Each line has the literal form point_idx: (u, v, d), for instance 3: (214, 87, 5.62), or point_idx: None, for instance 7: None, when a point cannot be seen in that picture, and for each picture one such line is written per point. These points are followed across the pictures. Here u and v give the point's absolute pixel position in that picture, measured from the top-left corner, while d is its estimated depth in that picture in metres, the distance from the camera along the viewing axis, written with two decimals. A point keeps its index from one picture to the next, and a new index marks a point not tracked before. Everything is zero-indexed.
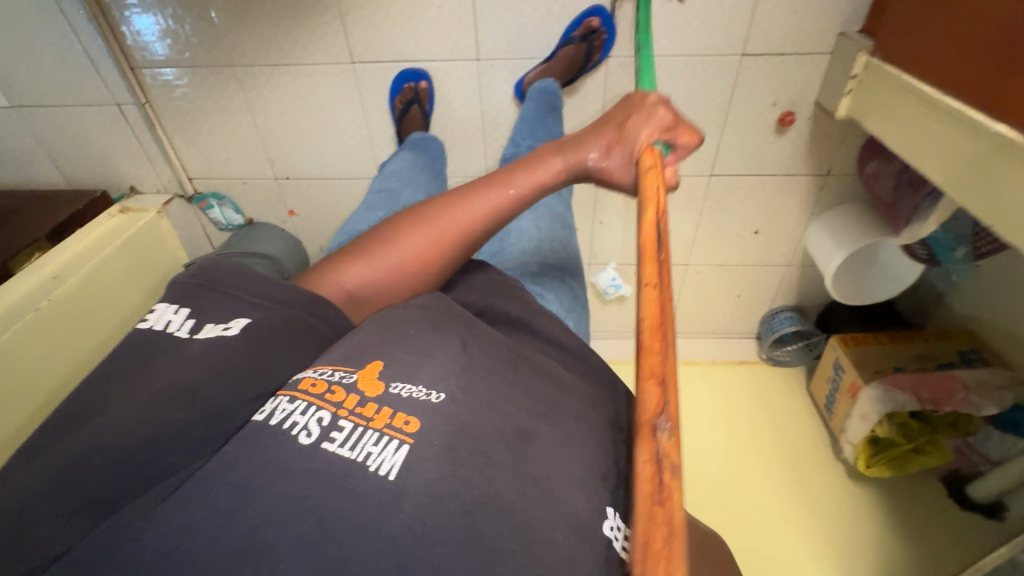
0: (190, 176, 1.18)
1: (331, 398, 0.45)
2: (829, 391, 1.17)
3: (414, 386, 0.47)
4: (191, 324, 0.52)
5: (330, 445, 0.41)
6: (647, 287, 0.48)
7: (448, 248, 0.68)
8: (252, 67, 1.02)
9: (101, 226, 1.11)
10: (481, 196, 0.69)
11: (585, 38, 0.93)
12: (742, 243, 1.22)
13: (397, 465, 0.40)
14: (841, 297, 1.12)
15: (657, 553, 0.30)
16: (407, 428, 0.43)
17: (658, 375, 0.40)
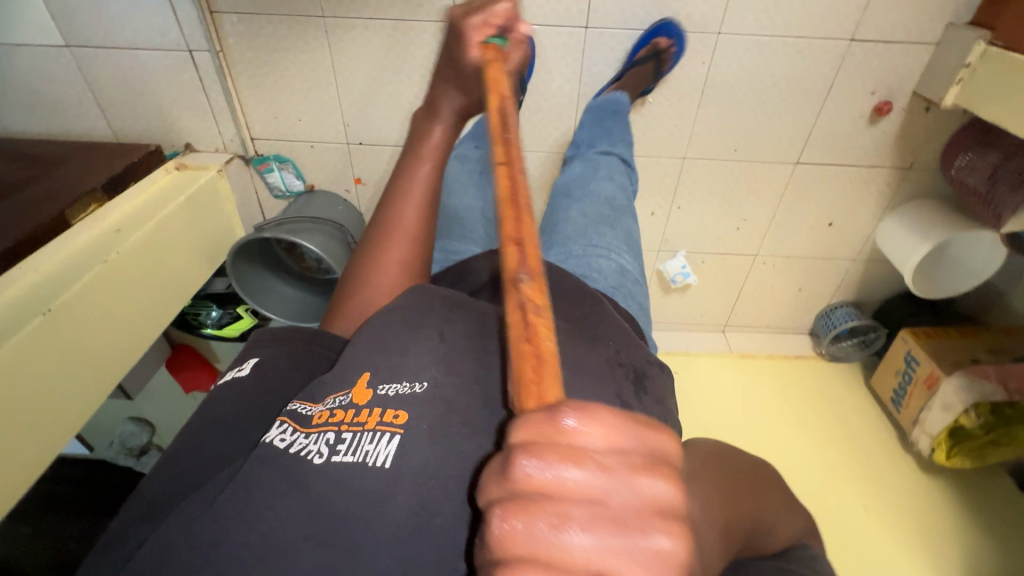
0: (253, 135, 1.11)
1: (329, 416, 0.44)
2: (899, 384, 1.18)
3: (399, 382, 0.44)
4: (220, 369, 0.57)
5: (336, 457, 0.41)
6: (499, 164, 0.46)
7: (417, 238, 0.68)
8: (344, 19, 0.97)
9: (158, 183, 1.02)
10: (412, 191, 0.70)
11: (653, 56, 0.94)
12: (813, 235, 1.23)
13: (392, 454, 0.40)
14: (918, 290, 1.13)
15: (531, 388, 0.31)
16: (398, 420, 0.41)
17: (514, 238, 0.39)
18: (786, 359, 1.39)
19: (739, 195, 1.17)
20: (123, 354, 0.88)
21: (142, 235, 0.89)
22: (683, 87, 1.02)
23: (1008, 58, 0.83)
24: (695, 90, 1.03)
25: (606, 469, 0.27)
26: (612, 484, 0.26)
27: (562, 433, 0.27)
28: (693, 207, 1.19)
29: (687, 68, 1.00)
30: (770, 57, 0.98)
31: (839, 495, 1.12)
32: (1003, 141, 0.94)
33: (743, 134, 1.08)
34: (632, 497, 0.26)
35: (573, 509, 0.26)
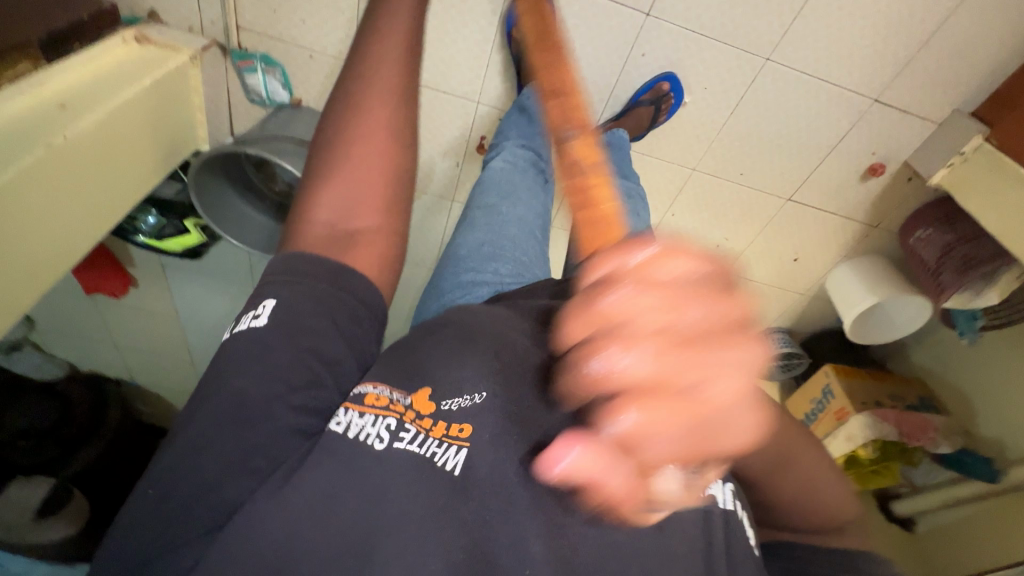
0: (240, 24, 0.93)
1: (390, 406, 0.47)
2: (812, 409, 1.34)
3: (461, 397, 0.49)
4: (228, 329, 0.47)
5: (400, 444, 0.45)
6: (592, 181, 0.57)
7: (399, 130, 0.53)
8: None
9: (111, 54, 0.83)
10: (373, 72, 0.54)
11: (653, 103, 0.98)
12: (778, 266, 1.32)
13: (461, 463, 0.46)
14: (851, 334, 1.27)
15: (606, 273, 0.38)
16: (463, 433, 0.47)
17: None
18: None
19: (729, 216, 1.22)
20: (53, 258, 0.73)
21: (94, 121, 0.73)
22: (715, 101, 1.02)
23: (1000, 157, 0.93)
24: (724, 108, 1.02)
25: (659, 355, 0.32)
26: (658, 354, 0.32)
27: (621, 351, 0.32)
28: (685, 217, 1.22)
29: (726, 83, 0.99)
30: (801, 94, 1.00)
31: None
32: (961, 225, 1.06)
33: (752, 161, 1.11)
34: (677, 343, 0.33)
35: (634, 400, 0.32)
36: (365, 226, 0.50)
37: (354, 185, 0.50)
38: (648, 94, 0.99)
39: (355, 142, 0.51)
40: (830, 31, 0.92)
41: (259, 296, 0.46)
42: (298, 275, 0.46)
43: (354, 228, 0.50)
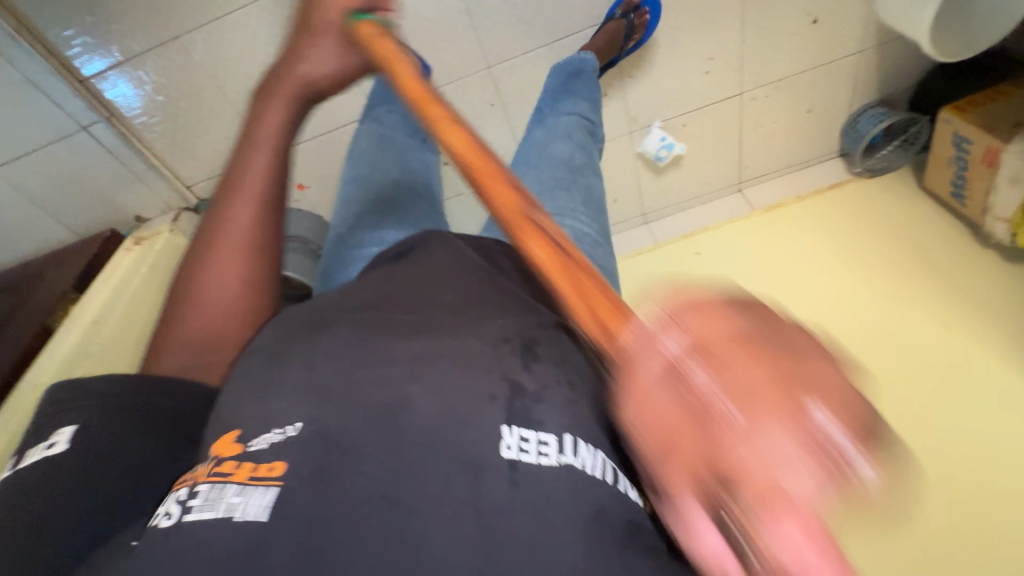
0: (188, 183, 1.12)
1: (190, 476, 0.37)
2: (955, 173, 0.98)
3: (272, 431, 0.37)
4: (15, 460, 0.41)
5: (189, 516, 0.33)
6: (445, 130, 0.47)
7: (252, 255, 0.56)
8: (198, 31, 0.93)
9: (121, 263, 1.04)
10: (240, 194, 0.57)
11: (625, 14, 0.93)
12: (801, 43, 1.02)
13: (265, 505, 0.32)
14: (947, 58, 0.89)
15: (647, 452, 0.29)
16: (273, 472, 0.34)
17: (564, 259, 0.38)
18: (820, 194, 1.21)
19: (692, 35, 1.00)
20: None
21: (117, 319, 0.93)
22: None
23: None
24: None
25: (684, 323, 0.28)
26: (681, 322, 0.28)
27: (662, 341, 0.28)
28: (647, 69, 1.03)
29: None
30: None
31: (913, 322, 0.99)
32: None
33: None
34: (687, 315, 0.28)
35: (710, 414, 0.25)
36: (234, 339, 0.54)
37: (222, 299, 0.55)
38: (619, 8, 0.94)
39: (219, 262, 0.55)
40: None
41: (31, 436, 0.42)
42: (104, 392, 0.43)
43: (228, 338, 0.54)
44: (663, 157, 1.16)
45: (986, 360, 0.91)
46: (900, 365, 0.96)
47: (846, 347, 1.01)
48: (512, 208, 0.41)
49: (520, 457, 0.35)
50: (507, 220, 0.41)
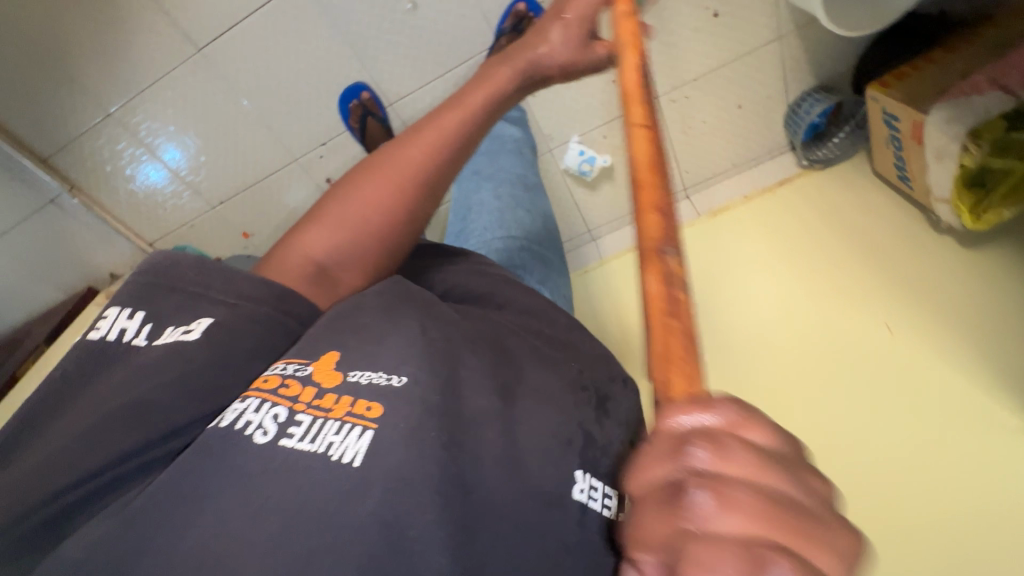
0: (148, 240, 1.23)
1: (285, 393, 0.44)
2: (895, 154, 0.87)
3: (373, 372, 0.46)
4: (147, 328, 0.47)
5: (289, 440, 0.41)
6: (636, 127, 0.44)
7: (402, 191, 0.58)
8: (128, 104, 1.02)
9: (89, 315, 1.14)
10: (389, 164, 0.59)
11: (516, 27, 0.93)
12: (707, 39, 0.98)
13: (361, 450, 0.40)
14: (849, 31, 0.80)
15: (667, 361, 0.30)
16: (369, 413, 0.43)
17: (655, 206, 0.39)
18: (768, 192, 1.12)
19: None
20: None
21: None
22: None
23: None
24: None
25: (733, 472, 0.23)
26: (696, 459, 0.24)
27: (686, 448, 0.24)
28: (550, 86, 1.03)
29: None
30: None
31: (858, 322, 0.89)
32: None
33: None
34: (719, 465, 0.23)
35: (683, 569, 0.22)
36: (352, 282, 0.58)
37: (347, 226, 0.57)
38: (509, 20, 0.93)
39: (372, 185, 0.58)
40: None
41: (166, 308, 0.48)
42: (250, 300, 0.50)
43: (343, 279, 0.57)
44: (588, 171, 1.13)
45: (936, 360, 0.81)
46: (845, 372, 0.86)
47: (787, 356, 0.92)
48: (650, 238, 0.37)
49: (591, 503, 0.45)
50: (636, 168, 0.42)
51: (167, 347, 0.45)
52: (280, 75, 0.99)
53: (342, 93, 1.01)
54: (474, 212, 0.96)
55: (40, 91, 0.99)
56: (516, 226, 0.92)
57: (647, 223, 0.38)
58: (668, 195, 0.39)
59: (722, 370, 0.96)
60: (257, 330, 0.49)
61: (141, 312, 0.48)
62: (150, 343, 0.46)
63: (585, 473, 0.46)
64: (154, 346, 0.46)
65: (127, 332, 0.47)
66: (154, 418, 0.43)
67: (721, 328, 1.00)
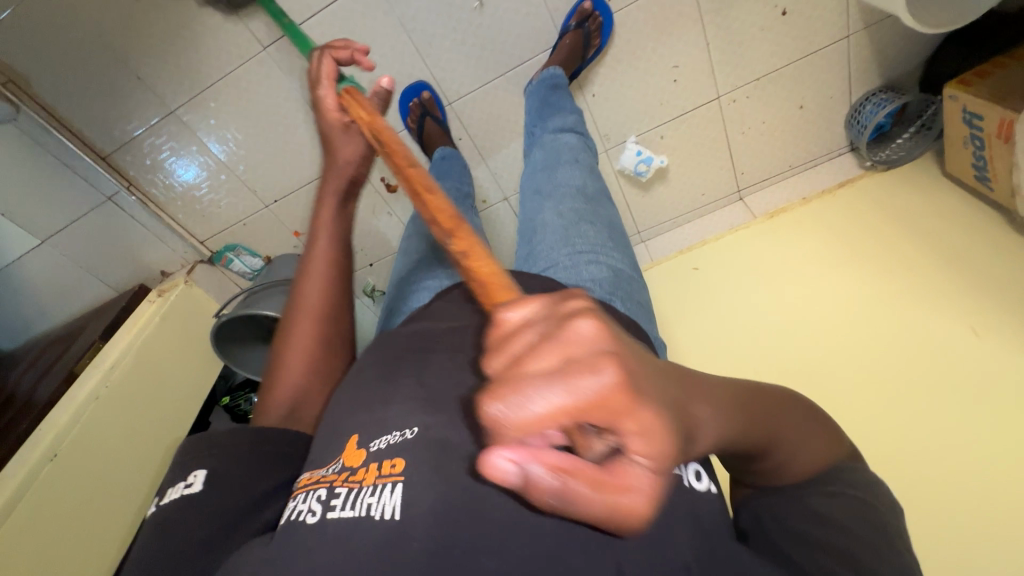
0: (201, 239, 1.24)
1: (325, 477, 0.46)
2: (974, 155, 0.85)
3: (389, 434, 0.46)
4: (158, 496, 0.54)
5: (334, 513, 0.41)
6: (421, 191, 0.52)
7: (325, 316, 0.71)
8: (189, 103, 1.03)
9: (144, 313, 1.15)
10: (301, 301, 0.71)
11: (581, 25, 0.92)
12: (773, 37, 0.96)
13: (396, 503, 0.39)
14: (931, 28, 0.78)
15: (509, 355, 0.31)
16: (395, 470, 0.42)
17: (450, 228, 0.45)
18: (828, 194, 1.10)
19: (650, 46, 0.98)
20: (142, 466, 0.99)
21: (128, 364, 1.02)
22: None
23: None
24: None
25: (581, 393, 0.22)
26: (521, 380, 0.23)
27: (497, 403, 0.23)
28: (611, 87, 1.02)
29: None
30: None
31: (944, 314, 0.87)
32: None
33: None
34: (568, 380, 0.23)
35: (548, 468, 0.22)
36: (315, 406, 0.67)
37: (304, 364, 0.68)
38: (575, 18, 0.92)
39: (300, 324, 0.70)
40: None
41: (170, 477, 0.56)
42: (232, 445, 0.57)
43: (309, 407, 0.67)
44: (643, 172, 1.12)
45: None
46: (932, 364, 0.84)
47: (866, 352, 0.90)
48: (464, 235, 0.42)
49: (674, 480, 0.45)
50: (437, 215, 0.48)
51: (179, 499, 0.52)
52: None
53: (403, 92, 1.01)
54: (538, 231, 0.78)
55: (107, 89, 1.01)
56: (580, 239, 0.74)
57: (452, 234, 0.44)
58: (459, 214, 0.47)
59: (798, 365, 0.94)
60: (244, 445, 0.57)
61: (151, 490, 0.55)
62: (162, 503, 0.53)
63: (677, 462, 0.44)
64: (165, 504, 0.53)
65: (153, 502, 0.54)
66: (219, 519, 0.51)
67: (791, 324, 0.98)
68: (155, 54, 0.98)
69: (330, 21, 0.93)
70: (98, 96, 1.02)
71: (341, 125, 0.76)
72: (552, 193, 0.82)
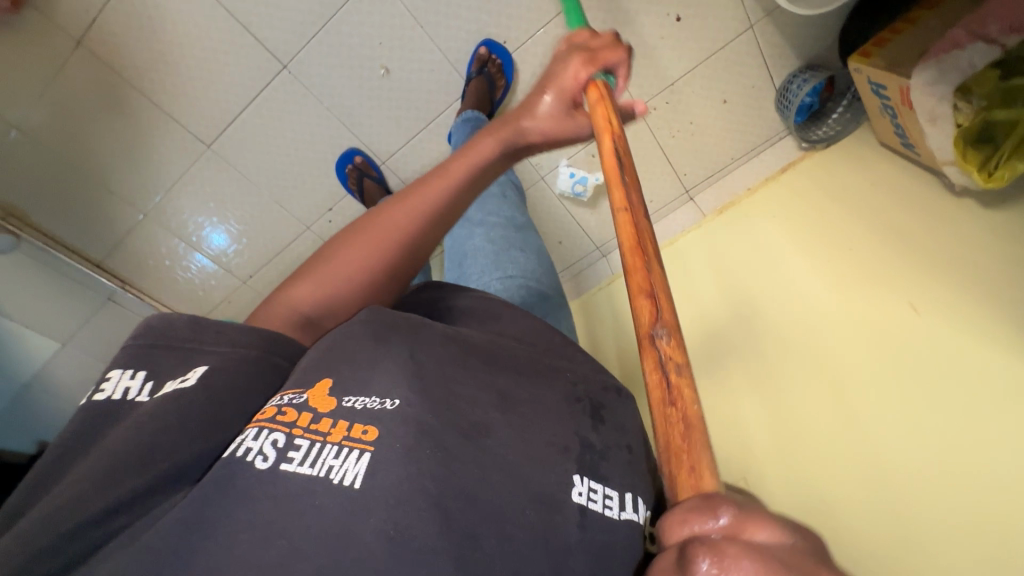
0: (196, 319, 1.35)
1: (283, 418, 0.45)
2: (892, 122, 0.82)
3: (367, 398, 0.48)
4: (149, 386, 0.46)
5: (289, 465, 0.42)
6: (620, 212, 0.46)
7: (378, 270, 0.60)
8: (156, 205, 1.14)
9: None
10: (373, 228, 0.61)
11: (481, 71, 0.96)
12: (675, 42, 0.98)
13: (358, 472, 0.42)
14: (809, 11, 0.78)
15: (678, 450, 0.32)
16: (367, 437, 0.44)
17: (646, 290, 0.41)
18: (771, 181, 1.08)
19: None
20: None
21: None
22: (408, 42, 0.94)
23: None
24: (415, 28, 0.93)
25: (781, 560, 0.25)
26: (749, 532, 0.26)
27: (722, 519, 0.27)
28: None
29: (393, 27, 0.92)
30: None
31: (852, 288, 0.86)
32: None
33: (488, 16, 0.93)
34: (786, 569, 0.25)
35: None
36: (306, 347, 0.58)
37: (329, 287, 0.59)
38: (474, 65, 0.97)
39: (351, 249, 0.60)
40: None
41: (166, 365, 0.48)
42: (240, 344, 0.50)
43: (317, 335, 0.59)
44: (582, 191, 1.15)
45: (958, 283, 0.75)
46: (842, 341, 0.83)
47: (778, 338, 0.90)
48: (643, 322, 0.39)
49: (589, 505, 0.46)
50: (636, 239, 0.44)
51: (170, 401, 0.44)
52: (280, 156, 1.07)
53: (338, 160, 1.08)
54: (470, 256, 0.94)
55: (85, 207, 1.12)
56: (509, 267, 0.89)
57: (638, 307, 0.40)
58: (664, 278, 0.41)
59: (720, 360, 0.96)
60: (249, 361, 0.50)
61: (142, 371, 0.47)
62: (152, 397, 0.45)
63: (581, 476, 0.48)
64: (155, 400, 0.45)
65: (132, 392, 0.46)
66: (176, 448, 0.43)
67: (724, 317, 1.00)
68: (118, 171, 1.08)
69: (256, 113, 1.01)
70: (79, 214, 1.13)
71: (568, 107, 0.64)
72: (484, 224, 0.97)
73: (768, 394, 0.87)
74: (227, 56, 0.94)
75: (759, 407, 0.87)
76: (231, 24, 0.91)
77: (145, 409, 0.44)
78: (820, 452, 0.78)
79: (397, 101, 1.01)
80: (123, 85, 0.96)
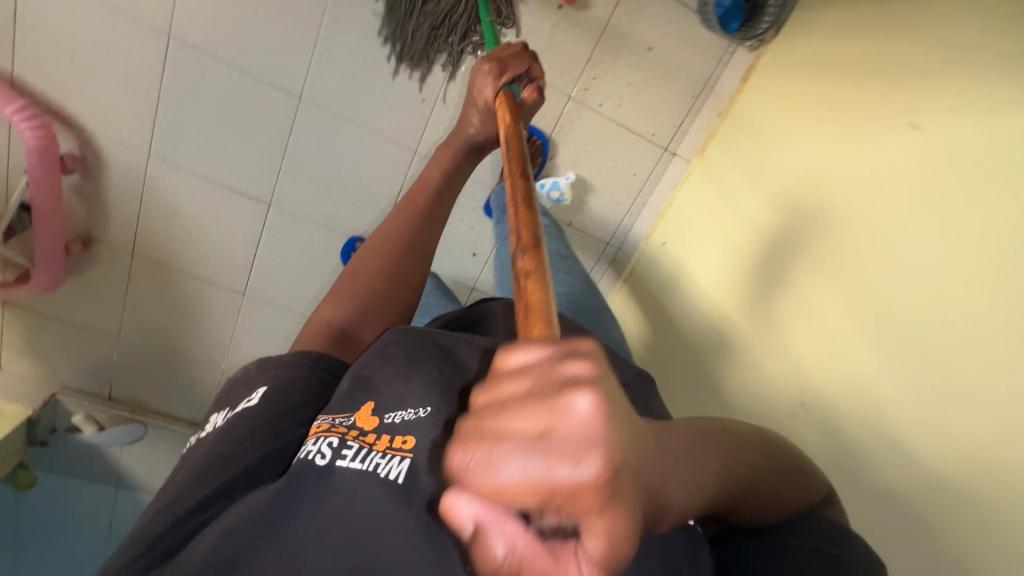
0: None
1: (336, 429, 0.53)
2: None
3: (405, 410, 0.53)
4: (225, 414, 0.62)
5: (343, 461, 0.49)
6: (515, 178, 0.60)
7: (375, 279, 0.76)
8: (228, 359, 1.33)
9: None
10: (367, 250, 0.78)
11: (521, 149, 1.06)
12: (570, 31, 1.00)
13: (401, 470, 0.47)
14: None
15: (531, 304, 0.40)
16: (405, 444, 0.49)
17: (523, 224, 0.51)
18: (737, 97, 1.03)
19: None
20: None
21: None
22: (349, 140, 1.07)
23: None
24: (349, 125, 1.06)
25: (536, 390, 0.27)
26: (509, 378, 0.28)
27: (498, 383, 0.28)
28: None
29: (333, 135, 1.06)
30: (329, 48, 0.98)
31: (860, 184, 0.74)
32: None
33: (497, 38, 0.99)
34: (545, 377, 0.27)
35: (501, 536, 0.25)
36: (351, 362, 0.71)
37: (351, 294, 0.74)
38: None
39: (360, 260, 0.78)
40: (274, 45, 0.97)
41: (234, 399, 0.63)
42: (287, 364, 0.63)
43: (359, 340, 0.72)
44: (560, 198, 1.11)
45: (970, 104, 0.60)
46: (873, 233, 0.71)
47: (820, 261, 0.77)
48: (519, 243, 0.49)
49: None
50: (513, 197, 0.57)
51: (235, 417, 0.58)
52: (298, 279, 1.22)
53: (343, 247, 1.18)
54: None
55: (180, 381, 1.35)
56: None
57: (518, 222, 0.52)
58: (534, 213, 0.54)
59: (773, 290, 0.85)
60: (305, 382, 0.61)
61: (223, 410, 0.63)
62: (227, 417, 0.60)
63: None
64: (226, 420, 0.60)
65: (217, 422, 0.62)
66: (241, 457, 0.54)
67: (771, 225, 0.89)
68: (193, 343, 1.30)
69: (266, 252, 1.18)
70: (179, 389, 1.36)
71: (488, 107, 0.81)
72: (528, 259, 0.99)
73: (829, 304, 0.75)
74: (229, 218, 1.14)
75: (826, 323, 0.75)
76: (222, 190, 1.11)
77: (224, 426, 0.58)
78: (891, 355, 0.66)
79: (438, 53, 1.01)
80: (171, 269, 1.19)
